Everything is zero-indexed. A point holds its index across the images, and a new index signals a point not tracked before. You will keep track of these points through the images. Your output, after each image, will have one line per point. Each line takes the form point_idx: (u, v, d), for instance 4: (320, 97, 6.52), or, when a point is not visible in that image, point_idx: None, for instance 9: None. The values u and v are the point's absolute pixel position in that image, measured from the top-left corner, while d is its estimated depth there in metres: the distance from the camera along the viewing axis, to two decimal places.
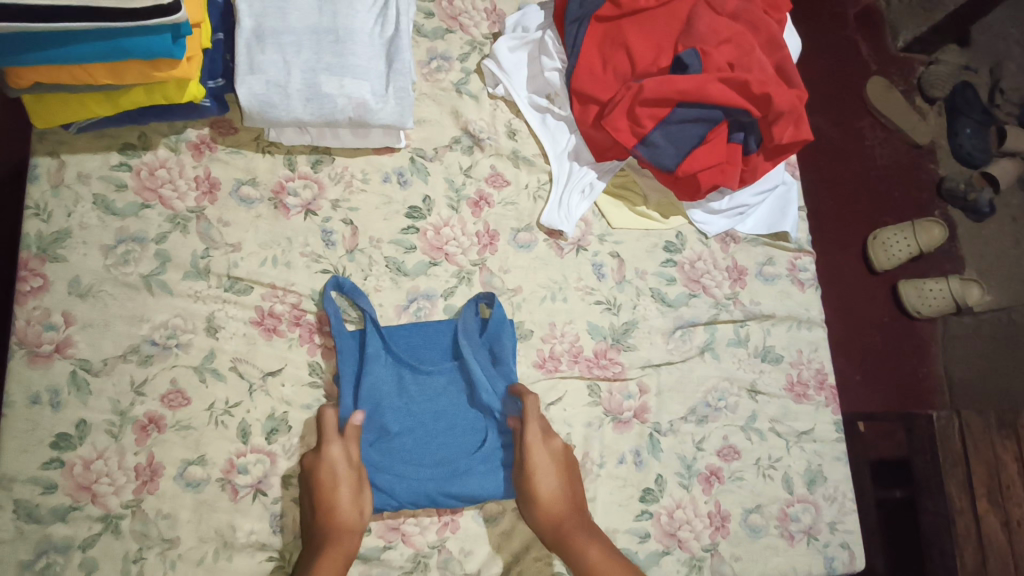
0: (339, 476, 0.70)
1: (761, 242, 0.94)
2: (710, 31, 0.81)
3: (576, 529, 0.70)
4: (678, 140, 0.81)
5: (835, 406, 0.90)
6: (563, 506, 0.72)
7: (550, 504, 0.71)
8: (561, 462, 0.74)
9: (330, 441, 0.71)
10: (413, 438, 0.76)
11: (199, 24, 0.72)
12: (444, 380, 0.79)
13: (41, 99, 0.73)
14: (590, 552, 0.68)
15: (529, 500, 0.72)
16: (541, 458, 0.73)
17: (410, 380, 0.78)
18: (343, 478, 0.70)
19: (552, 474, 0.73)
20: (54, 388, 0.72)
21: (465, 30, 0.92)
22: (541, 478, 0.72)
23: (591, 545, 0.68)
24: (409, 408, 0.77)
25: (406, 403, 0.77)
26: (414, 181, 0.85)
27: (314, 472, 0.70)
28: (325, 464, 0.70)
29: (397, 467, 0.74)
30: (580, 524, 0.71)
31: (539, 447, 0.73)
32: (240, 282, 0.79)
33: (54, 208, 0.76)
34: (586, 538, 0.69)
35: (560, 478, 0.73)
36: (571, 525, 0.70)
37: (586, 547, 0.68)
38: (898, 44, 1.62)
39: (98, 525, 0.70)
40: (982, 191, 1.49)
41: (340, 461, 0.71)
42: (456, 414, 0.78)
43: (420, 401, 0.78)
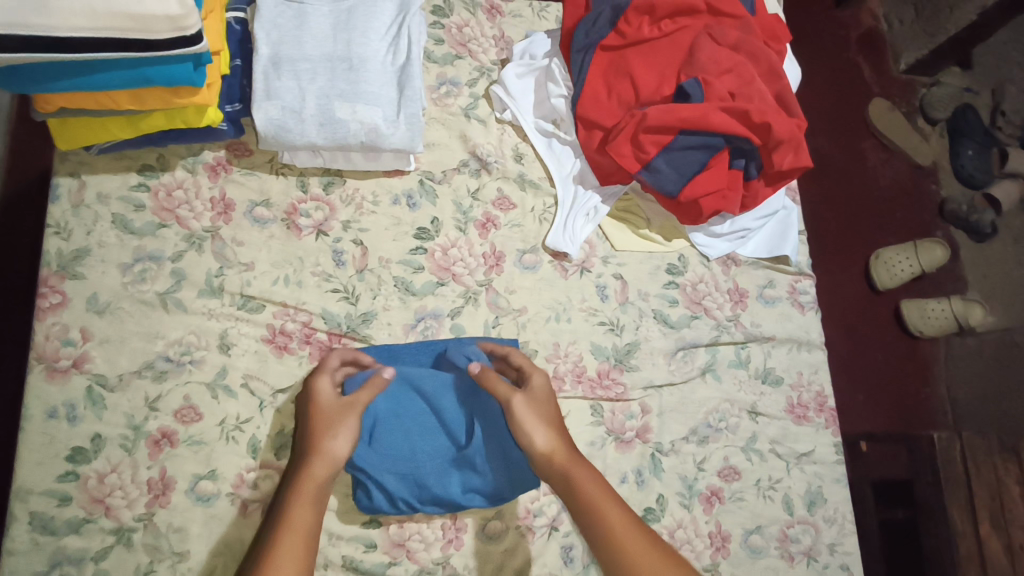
0: (325, 403, 0.70)
1: (762, 265, 0.95)
2: (712, 61, 0.83)
3: (575, 462, 0.66)
4: (681, 166, 0.83)
5: (835, 428, 0.91)
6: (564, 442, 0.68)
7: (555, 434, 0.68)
8: (554, 408, 0.72)
9: (319, 376, 0.72)
10: (415, 436, 0.77)
11: (219, 52, 0.75)
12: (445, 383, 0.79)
13: (65, 123, 0.75)
14: (592, 485, 0.63)
15: (524, 428, 0.68)
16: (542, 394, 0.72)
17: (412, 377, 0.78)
18: (327, 404, 0.70)
19: (552, 413, 0.71)
20: (71, 402, 0.74)
21: (474, 56, 0.94)
22: (545, 411, 0.70)
23: (597, 478, 0.64)
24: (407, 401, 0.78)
25: (406, 396, 0.78)
26: (423, 204, 0.87)
27: (305, 406, 0.71)
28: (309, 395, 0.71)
29: (398, 466, 0.75)
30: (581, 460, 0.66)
31: (539, 385, 0.73)
32: (253, 300, 0.81)
33: (74, 227, 0.79)
34: (589, 471, 0.65)
35: (553, 412, 0.71)
36: (574, 460, 0.66)
37: (590, 480, 0.64)
38: (900, 67, 1.65)
39: (111, 537, 0.71)
40: (985, 212, 1.49)
41: (326, 392, 0.71)
42: (453, 405, 0.77)
43: (425, 390, 0.77)
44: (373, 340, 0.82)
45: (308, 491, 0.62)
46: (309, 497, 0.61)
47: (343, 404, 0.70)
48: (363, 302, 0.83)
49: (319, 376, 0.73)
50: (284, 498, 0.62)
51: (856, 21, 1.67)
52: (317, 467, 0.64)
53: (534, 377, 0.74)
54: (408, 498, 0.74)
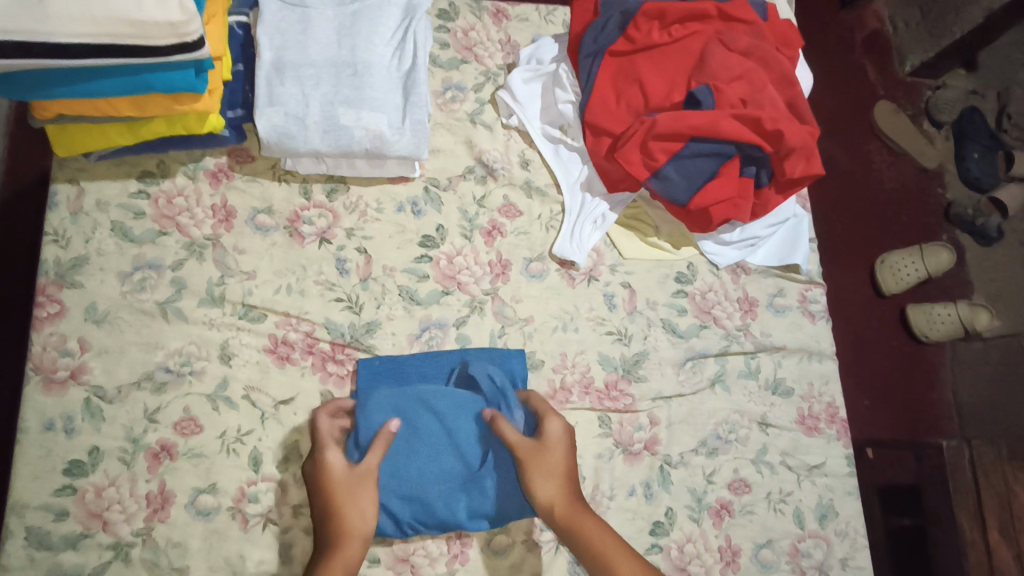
0: (339, 479, 0.69)
1: (772, 273, 0.94)
2: (722, 68, 0.81)
3: (583, 516, 0.69)
4: (691, 174, 0.82)
5: (846, 439, 0.89)
6: (574, 496, 0.71)
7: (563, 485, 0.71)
8: (570, 457, 0.73)
9: (326, 449, 0.71)
10: (423, 456, 0.74)
11: (221, 58, 0.73)
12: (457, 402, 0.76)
13: (63, 129, 0.74)
14: (602, 538, 0.67)
15: (534, 478, 0.71)
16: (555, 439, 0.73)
17: (426, 395, 0.76)
18: (341, 481, 0.69)
19: (566, 461, 0.73)
20: (68, 414, 0.72)
21: (480, 61, 0.93)
22: (558, 461, 0.72)
23: (604, 532, 0.67)
24: (419, 419, 0.75)
25: (417, 416, 0.75)
26: (428, 211, 0.86)
27: (317, 480, 0.70)
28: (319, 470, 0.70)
29: (404, 487, 0.73)
30: (590, 512, 0.69)
31: (555, 432, 0.73)
32: (254, 310, 0.79)
33: (72, 235, 0.77)
34: (598, 525, 0.68)
35: (568, 462, 0.73)
36: (583, 515, 0.69)
37: (598, 534, 0.67)
38: (905, 69, 1.63)
39: (108, 553, 0.70)
40: (991, 215, 1.48)
41: (337, 467, 0.70)
42: (465, 427, 0.75)
43: (438, 408, 0.75)
44: (377, 350, 0.81)
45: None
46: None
47: (358, 478, 0.69)
48: (366, 312, 0.81)
49: (325, 447, 0.71)
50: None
51: (862, 24, 1.66)
52: (346, 551, 0.65)
53: (551, 422, 0.74)
54: (413, 519, 0.73)
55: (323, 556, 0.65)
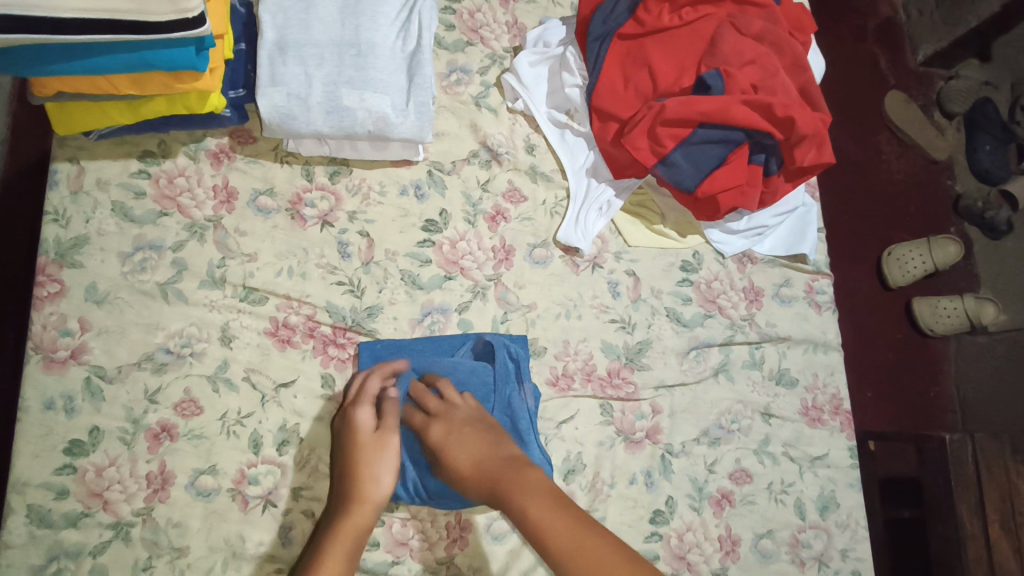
0: (366, 441, 0.69)
1: (779, 263, 0.93)
2: (735, 52, 0.80)
3: (508, 484, 0.63)
4: (699, 161, 0.81)
5: (850, 431, 0.89)
6: (490, 470, 0.65)
7: (476, 475, 0.65)
8: (476, 432, 0.69)
9: (359, 406, 0.70)
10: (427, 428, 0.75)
11: (222, 36, 0.72)
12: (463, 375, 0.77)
13: (63, 107, 0.73)
14: (527, 505, 0.60)
15: (449, 465, 0.67)
16: (448, 433, 0.68)
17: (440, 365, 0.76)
18: (369, 441, 0.69)
19: (470, 445, 0.67)
20: (68, 394, 0.72)
21: (486, 43, 0.92)
22: (460, 452, 0.67)
23: (531, 498, 0.60)
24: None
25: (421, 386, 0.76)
26: (431, 195, 0.85)
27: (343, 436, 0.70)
28: (349, 429, 0.70)
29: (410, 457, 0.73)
30: (520, 479, 0.63)
31: (439, 430, 0.69)
32: (255, 292, 0.79)
33: (73, 214, 0.77)
34: (525, 494, 0.61)
35: (476, 445, 0.68)
36: (506, 487, 0.63)
37: (523, 505, 0.60)
38: (918, 58, 1.60)
39: (108, 532, 0.70)
40: (1001, 208, 1.46)
41: (366, 428, 0.69)
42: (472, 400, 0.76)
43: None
44: (378, 334, 0.80)
45: (344, 546, 0.62)
46: (344, 552, 0.62)
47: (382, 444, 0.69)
48: (368, 296, 0.81)
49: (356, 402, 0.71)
50: (320, 545, 0.63)
51: (875, 12, 1.63)
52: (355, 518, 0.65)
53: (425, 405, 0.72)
54: (418, 486, 0.72)
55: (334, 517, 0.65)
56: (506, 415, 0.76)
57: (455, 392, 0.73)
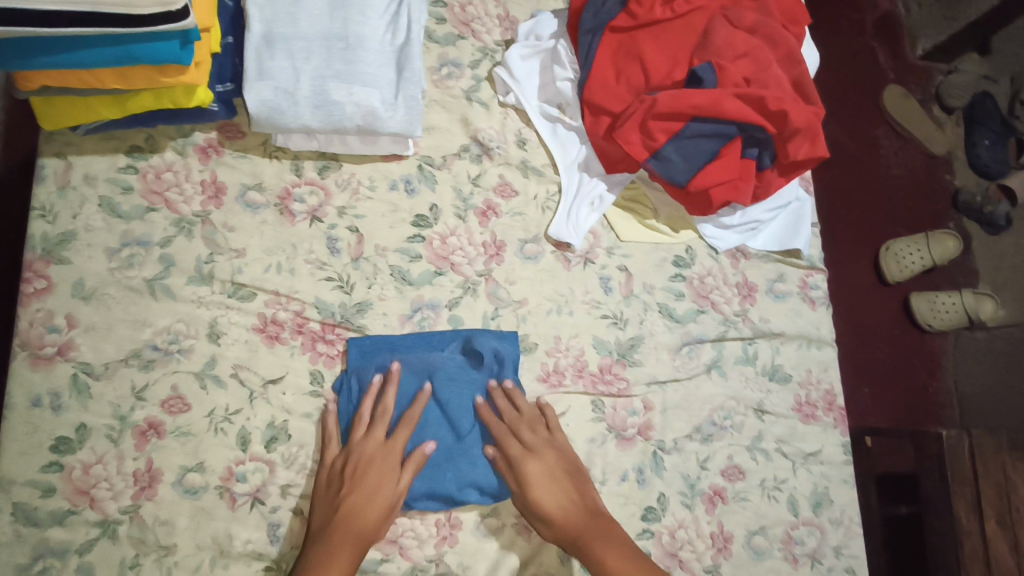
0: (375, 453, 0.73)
1: (772, 258, 0.92)
2: (727, 45, 0.79)
3: (591, 537, 0.72)
4: (691, 155, 0.80)
5: (844, 427, 0.88)
6: (577, 517, 0.74)
7: (560, 519, 0.74)
8: (562, 476, 0.76)
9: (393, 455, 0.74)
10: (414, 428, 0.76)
11: (209, 29, 0.71)
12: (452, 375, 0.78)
13: (49, 102, 0.73)
14: (608, 558, 0.70)
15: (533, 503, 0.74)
16: (539, 475, 0.75)
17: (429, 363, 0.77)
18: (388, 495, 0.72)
19: (558, 488, 0.75)
20: (55, 390, 0.72)
21: (477, 37, 0.91)
22: (546, 494, 0.74)
23: (610, 552, 0.71)
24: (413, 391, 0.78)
25: (409, 386, 0.77)
26: (421, 190, 0.84)
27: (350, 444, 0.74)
28: (379, 478, 0.72)
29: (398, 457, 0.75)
30: (599, 530, 0.73)
31: (535, 468, 0.75)
32: (244, 288, 0.78)
33: (60, 210, 0.76)
34: (606, 546, 0.71)
35: (563, 491, 0.75)
36: (590, 536, 0.72)
37: (603, 553, 0.71)
38: (917, 52, 1.59)
39: (95, 530, 0.69)
40: (999, 204, 1.45)
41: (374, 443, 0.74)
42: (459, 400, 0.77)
43: (431, 383, 0.77)
44: (368, 330, 0.79)
45: (346, 557, 0.67)
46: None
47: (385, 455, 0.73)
48: (358, 292, 0.80)
49: (382, 446, 0.74)
50: (320, 550, 0.67)
51: (874, 5, 1.61)
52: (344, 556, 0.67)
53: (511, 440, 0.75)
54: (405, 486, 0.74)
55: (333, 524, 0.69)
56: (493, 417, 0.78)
57: (548, 432, 0.78)
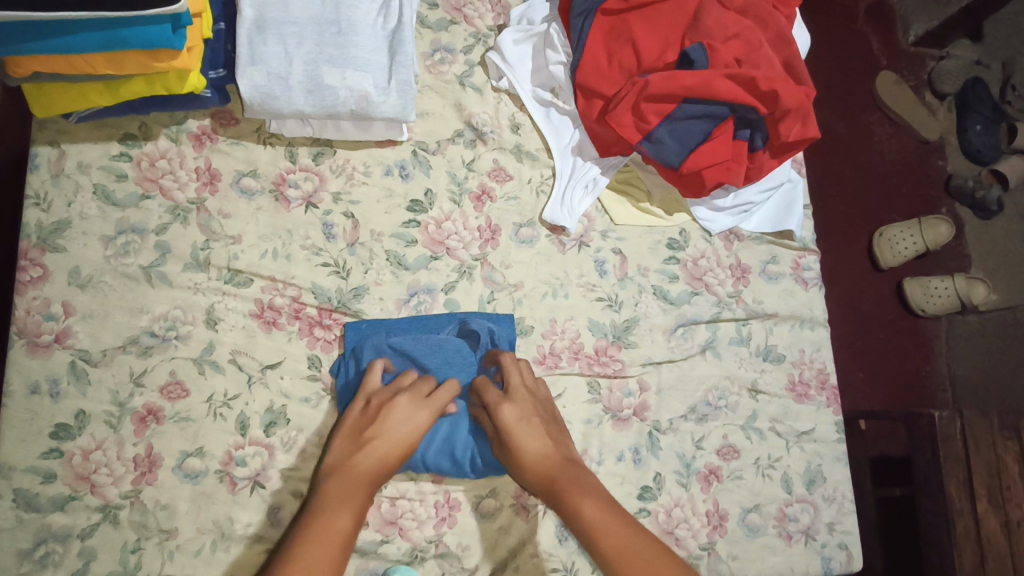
0: (413, 403, 0.71)
1: (765, 240, 0.93)
2: (718, 26, 0.79)
3: (565, 484, 0.67)
4: (684, 136, 0.80)
5: (836, 406, 0.90)
6: (552, 464, 0.69)
7: (537, 465, 0.69)
8: (539, 424, 0.72)
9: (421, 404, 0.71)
10: None
11: (200, 14, 0.71)
12: (451, 352, 0.77)
13: (42, 88, 0.73)
14: (585, 507, 0.64)
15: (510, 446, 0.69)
16: (514, 420, 0.70)
17: (428, 342, 0.77)
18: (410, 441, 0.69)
19: (534, 434, 0.70)
20: (53, 377, 0.72)
21: (469, 22, 0.91)
22: (523, 439, 0.69)
23: (586, 497, 0.65)
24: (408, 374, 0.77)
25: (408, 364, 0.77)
26: (416, 174, 0.85)
27: (386, 393, 0.72)
28: (402, 422, 0.69)
29: None
30: (575, 479, 0.67)
31: (509, 413, 0.70)
32: (240, 274, 0.78)
33: (54, 198, 0.76)
34: (581, 491, 0.66)
35: (540, 438, 0.70)
36: (564, 482, 0.67)
37: (580, 503, 0.64)
38: (909, 38, 1.59)
39: (96, 515, 0.70)
40: (991, 188, 1.47)
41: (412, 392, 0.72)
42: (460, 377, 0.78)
43: (427, 367, 0.76)
44: (364, 314, 0.80)
45: (360, 500, 0.64)
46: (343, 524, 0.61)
47: (421, 409, 0.71)
48: (354, 277, 0.81)
49: (417, 400, 0.72)
50: (328, 490, 0.64)
51: None
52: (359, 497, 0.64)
53: (489, 390, 0.73)
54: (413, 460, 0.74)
55: (351, 465, 0.66)
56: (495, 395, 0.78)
57: (530, 380, 0.76)
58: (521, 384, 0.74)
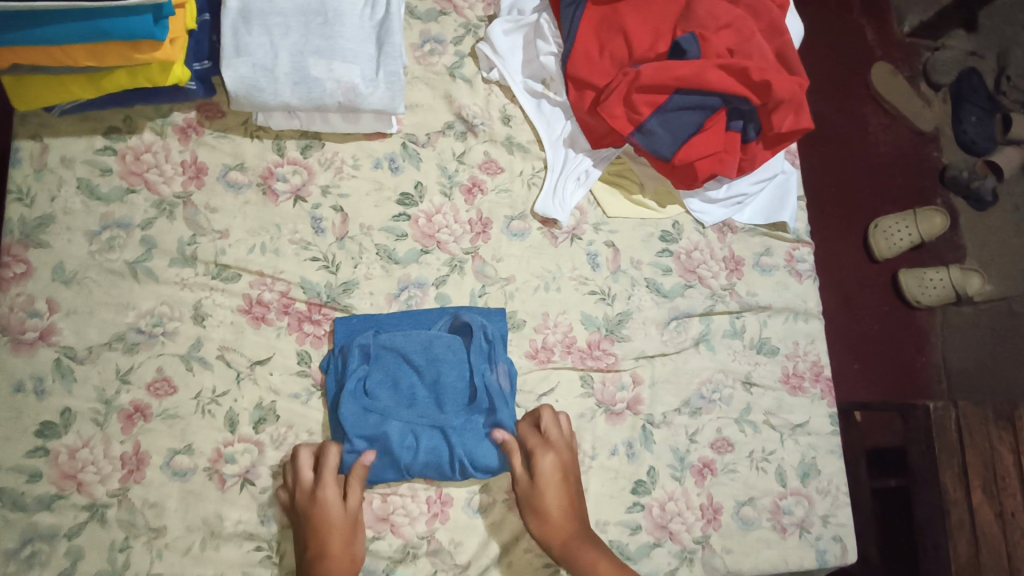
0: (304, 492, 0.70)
1: (759, 232, 0.92)
2: (710, 16, 0.78)
3: (580, 546, 0.72)
4: (676, 128, 0.79)
5: (831, 399, 0.89)
6: (568, 521, 0.73)
7: (559, 521, 0.73)
8: (565, 478, 0.75)
9: (326, 485, 0.70)
10: (403, 403, 0.75)
11: (183, 5, 0.69)
12: (440, 352, 0.75)
13: (22, 81, 0.71)
14: (602, 566, 0.70)
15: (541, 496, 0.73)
16: (548, 475, 0.73)
17: (416, 343, 0.75)
18: (344, 520, 0.70)
19: (559, 490, 0.74)
20: (39, 375, 0.71)
21: (459, 12, 0.89)
22: (551, 497, 0.73)
23: (602, 559, 0.71)
24: (399, 371, 0.75)
25: (398, 364, 0.75)
26: (406, 167, 0.84)
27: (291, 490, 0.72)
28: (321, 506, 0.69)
29: (401, 425, 0.73)
30: (590, 538, 0.73)
31: (547, 464, 0.73)
32: (228, 269, 0.77)
33: (38, 193, 0.75)
34: (596, 553, 0.71)
35: (565, 496, 0.74)
36: (579, 541, 0.72)
37: (597, 562, 0.70)
38: (904, 29, 1.58)
39: (84, 513, 0.69)
40: (986, 178, 1.45)
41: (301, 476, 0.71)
42: (449, 375, 0.75)
43: (417, 363, 0.75)
44: (354, 310, 0.79)
45: None
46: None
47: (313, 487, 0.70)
48: (343, 271, 0.80)
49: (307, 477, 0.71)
50: None
51: None
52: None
53: (529, 437, 0.75)
54: (399, 464, 0.73)
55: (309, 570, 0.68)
56: (483, 394, 0.75)
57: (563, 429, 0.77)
58: (557, 436, 0.76)
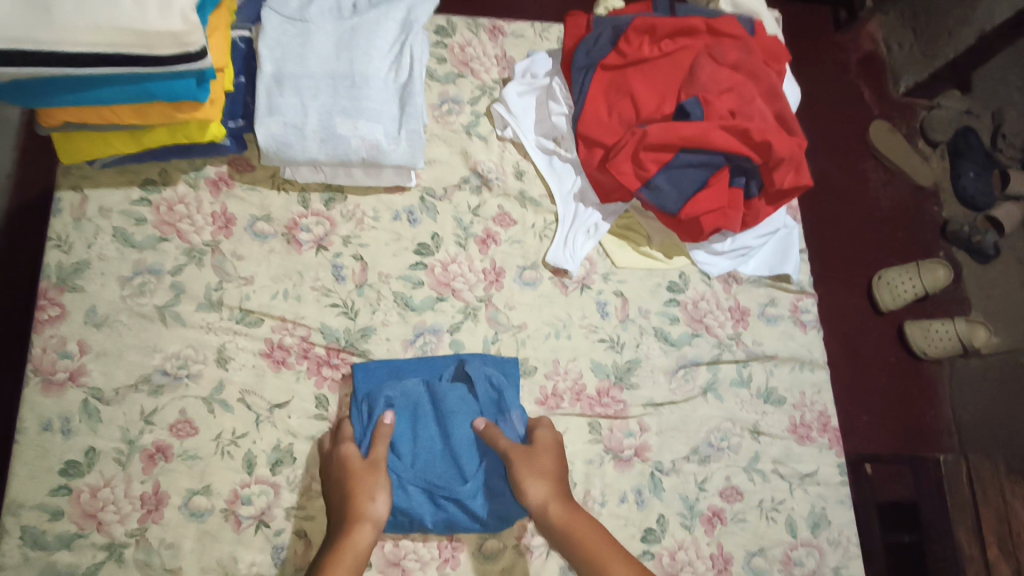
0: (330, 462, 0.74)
1: (763, 283, 0.95)
2: (712, 80, 0.84)
3: (572, 511, 0.70)
4: (680, 184, 0.84)
5: (838, 448, 0.90)
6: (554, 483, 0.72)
7: (546, 479, 0.72)
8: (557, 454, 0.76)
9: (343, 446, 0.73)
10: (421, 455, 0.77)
11: (223, 69, 0.75)
12: (452, 403, 0.78)
13: (68, 137, 0.76)
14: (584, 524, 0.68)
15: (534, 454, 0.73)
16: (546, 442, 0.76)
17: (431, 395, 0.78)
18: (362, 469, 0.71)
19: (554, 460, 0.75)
20: (66, 415, 0.73)
21: (476, 75, 0.95)
22: (545, 458, 0.74)
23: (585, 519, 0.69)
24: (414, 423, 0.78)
25: (419, 418, 0.78)
26: (424, 219, 0.88)
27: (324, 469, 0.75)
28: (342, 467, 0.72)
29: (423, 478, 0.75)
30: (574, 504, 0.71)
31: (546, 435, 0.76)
32: (251, 314, 0.81)
33: (75, 240, 0.79)
34: (580, 515, 0.69)
35: (557, 466, 0.74)
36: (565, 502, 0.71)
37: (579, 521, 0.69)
38: (899, 90, 1.64)
39: (102, 553, 0.70)
40: (987, 233, 1.48)
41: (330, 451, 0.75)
42: (462, 428, 0.77)
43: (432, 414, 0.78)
44: (371, 355, 0.82)
45: (349, 561, 0.64)
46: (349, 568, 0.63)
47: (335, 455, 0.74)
48: (362, 317, 0.83)
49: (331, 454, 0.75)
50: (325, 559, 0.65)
51: (856, 46, 1.67)
52: (356, 535, 0.66)
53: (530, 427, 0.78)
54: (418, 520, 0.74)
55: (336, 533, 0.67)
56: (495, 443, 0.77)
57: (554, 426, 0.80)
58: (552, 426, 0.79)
